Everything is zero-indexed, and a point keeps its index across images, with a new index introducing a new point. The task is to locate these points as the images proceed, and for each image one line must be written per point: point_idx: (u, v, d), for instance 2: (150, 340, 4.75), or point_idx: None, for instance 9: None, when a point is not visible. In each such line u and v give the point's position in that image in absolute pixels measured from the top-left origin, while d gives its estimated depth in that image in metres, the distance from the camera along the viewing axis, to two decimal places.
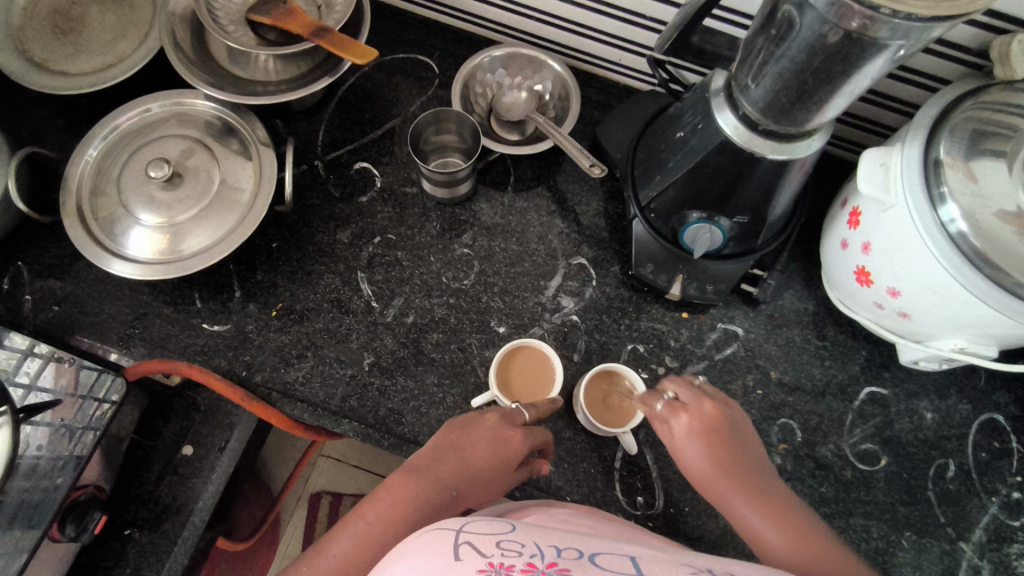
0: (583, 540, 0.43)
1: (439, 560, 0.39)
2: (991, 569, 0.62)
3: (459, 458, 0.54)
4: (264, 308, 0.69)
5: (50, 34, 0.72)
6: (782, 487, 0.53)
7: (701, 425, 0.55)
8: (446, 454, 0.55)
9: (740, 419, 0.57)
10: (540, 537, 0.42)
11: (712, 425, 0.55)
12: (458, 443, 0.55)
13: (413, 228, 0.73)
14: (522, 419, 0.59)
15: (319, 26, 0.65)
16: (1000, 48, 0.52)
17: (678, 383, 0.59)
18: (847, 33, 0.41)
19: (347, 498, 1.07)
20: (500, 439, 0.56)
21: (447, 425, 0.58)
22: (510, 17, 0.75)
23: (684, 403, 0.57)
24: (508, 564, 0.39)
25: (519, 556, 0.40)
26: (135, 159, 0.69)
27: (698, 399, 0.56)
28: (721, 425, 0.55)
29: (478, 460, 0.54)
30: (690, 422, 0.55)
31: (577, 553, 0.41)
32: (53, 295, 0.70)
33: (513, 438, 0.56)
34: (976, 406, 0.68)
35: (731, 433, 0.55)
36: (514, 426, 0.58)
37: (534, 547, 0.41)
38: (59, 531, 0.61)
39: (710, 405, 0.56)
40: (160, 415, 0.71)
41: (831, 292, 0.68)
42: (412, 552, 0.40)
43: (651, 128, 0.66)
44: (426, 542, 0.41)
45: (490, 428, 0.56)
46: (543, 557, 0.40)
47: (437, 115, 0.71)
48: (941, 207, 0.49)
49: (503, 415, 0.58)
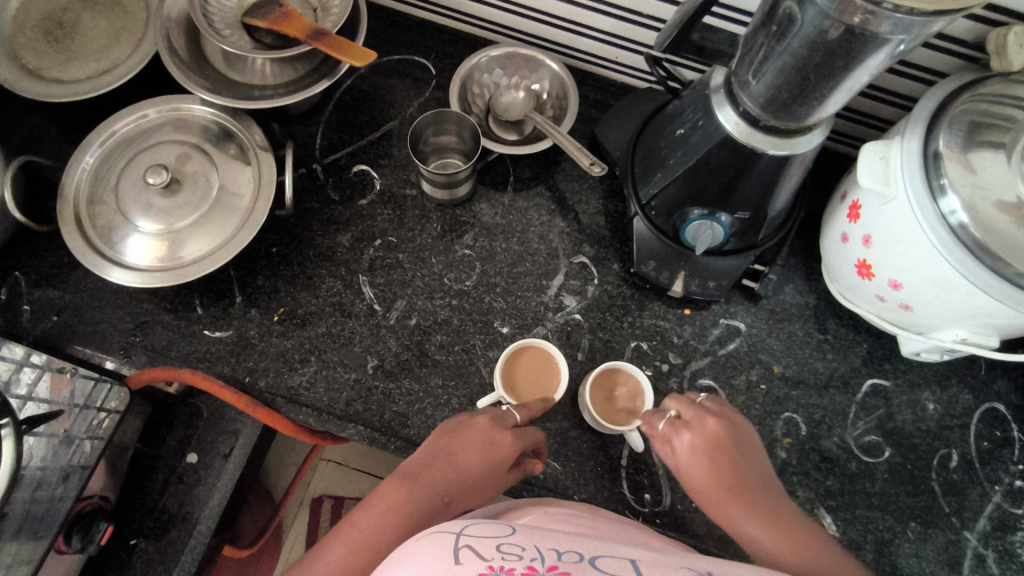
0: (584, 543, 0.43)
1: (439, 563, 0.39)
2: (996, 557, 0.63)
3: (451, 463, 0.54)
4: (265, 314, 0.69)
5: (43, 42, 0.71)
6: (787, 505, 0.53)
7: (704, 442, 0.55)
8: (437, 460, 0.54)
9: (744, 435, 0.57)
10: (540, 540, 0.42)
11: (714, 440, 0.55)
12: (450, 448, 0.55)
13: (414, 230, 0.73)
14: (513, 420, 0.59)
15: (317, 30, 0.64)
16: (996, 40, 0.53)
17: (679, 400, 0.60)
18: (848, 27, 0.41)
19: (349, 502, 1.06)
20: (490, 442, 0.56)
21: (439, 430, 0.57)
22: (507, 17, 0.75)
23: (686, 421, 0.57)
24: (508, 568, 0.39)
25: (519, 559, 0.39)
26: (132, 166, 0.68)
27: (700, 416, 0.57)
28: (723, 441, 0.55)
29: (470, 463, 0.54)
30: (694, 440, 0.55)
31: (577, 557, 0.40)
32: (52, 304, 0.69)
33: (505, 440, 0.56)
34: (978, 396, 0.68)
35: (737, 450, 0.55)
36: (504, 428, 0.58)
37: (534, 550, 0.41)
38: (65, 543, 0.61)
39: (712, 421, 0.56)
40: (164, 423, 0.71)
41: (832, 286, 0.69)
42: (412, 555, 0.40)
43: (650, 125, 0.66)
44: (426, 546, 0.41)
45: (481, 430, 0.56)
46: (543, 560, 0.39)
47: (436, 116, 0.71)
48: (941, 200, 0.49)
49: (494, 418, 0.58)
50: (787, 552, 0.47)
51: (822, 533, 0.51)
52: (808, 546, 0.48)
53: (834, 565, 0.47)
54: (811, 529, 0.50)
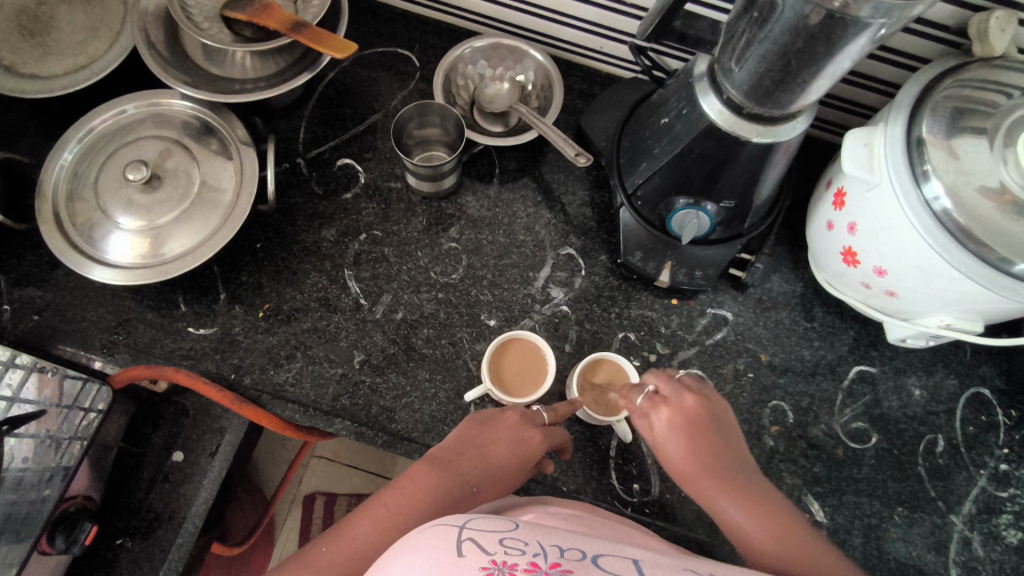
0: (586, 541, 0.43)
1: (442, 554, 0.39)
2: (981, 540, 0.64)
3: (481, 455, 0.54)
4: (250, 310, 0.68)
5: (19, 37, 0.70)
6: (762, 483, 0.53)
7: (682, 420, 0.55)
8: (468, 450, 0.54)
9: (722, 412, 0.57)
10: (543, 537, 0.42)
11: (692, 417, 0.55)
12: (479, 440, 0.55)
13: (400, 224, 0.72)
14: (541, 420, 0.58)
15: (296, 21, 0.63)
16: (978, 25, 0.53)
17: (658, 375, 0.60)
18: (829, 12, 0.41)
19: (341, 498, 1.06)
20: (521, 439, 0.56)
21: (468, 421, 0.57)
22: (491, 8, 0.75)
23: (665, 397, 0.57)
24: (511, 562, 0.39)
25: (522, 554, 0.40)
26: (111, 162, 0.67)
27: (678, 392, 0.57)
28: (699, 417, 0.55)
29: (499, 456, 0.54)
30: (671, 416, 0.56)
31: (580, 554, 0.41)
32: (32, 304, 0.68)
33: (534, 437, 0.56)
34: (963, 381, 0.69)
35: (714, 426, 0.55)
36: (534, 426, 0.57)
37: (536, 546, 0.41)
38: (48, 543, 0.61)
39: (690, 398, 0.57)
40: (148, 421, 0.70)
41: (818, 274, 0.69)
42: (415, 546, 0.40)
43: (636, 115, 0.66)
44: (429, 538, 0.41)
45: (511, 426, 0.56)
46: (546, 557, 0.40)
47: (419, 108, 0.70)
48: (925, 185, 0.50)
49: (523, 414, 0.58)
50: (762, 532, 0.48)
51: (793, 506, 0.52)
52: (780, 521, 0.49)
53: (807, 546, 0.47)
54: (785, 508, 0.51)
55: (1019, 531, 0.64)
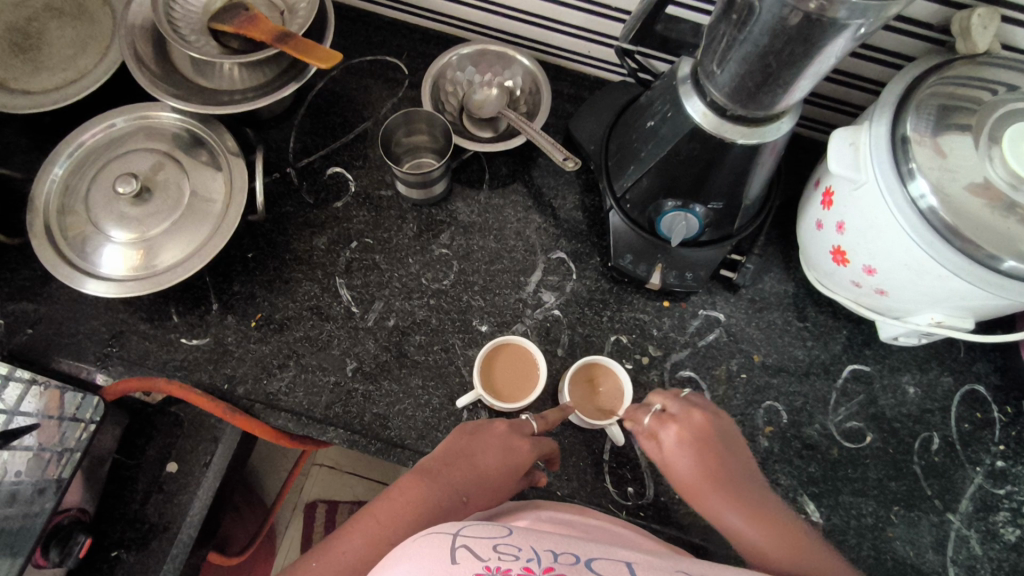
0: (579, 544, 0.43)
1: (436, 563, 0.39)
2: (979, 538, 0.63)
3: (471, 463, 0.54)
4: (242, 319, 0.68)
5: (10, 53, 0.70)
6: (769, 498, 0.53)
7: (689, 436, 0.55)
8: (457, 460, 0.54)
9: (727, 426, 0.58)
10: (537, 541, 0.42)
11: (700, 434, 0.56)
12: (467, 449, 0.55)
13: (390, 231, 0.72)
14: (530, 428, 0.59)
15: (281, 32, 0.64)
16: (960, 23, 0.53)
17: (665, 395, 0.60)
18: (806, 14, 0.41)
19: (343, 506, 1.06)
20: (510, 447, 0.56)
21: (458, 431, 0.57)
22: (477, 15, 0.75)
23: (672, 415, 0.57)
24: (504, 568, 0.39)
25: (516, 559, 0.39)
26: (102, 175, 0.68)
27: (686, 410, 0.57)
28: (708, 434, 0.56)
29: (490, 466, 0.54)
30: (680, 432, 0.56)
31: (573, 558, 0.41)
32: (26, 318, 0.68)
33: (522, 446, 0.56)
34: (958, 378, 0.68)
35: (719, 442, 0.56)
36: (522, 435, 0.58)
37: (530, 551, 0.41)
38: (42, 556, 0.61)
39: (698, 414, 0.57)
40: (142, 433, 0.70)
41: (809, 273, 0.69)
42: (410, 556, 0.40)
43: (623, 118, 0.66)
44: (424, 547, 0.41)
45: (500, 435, 0.56)
46: (539, 562, 0.40)
47: (406, 116, 0.71)
48: (911, 183, 0.49)
49: (511, 424, 0.58)
50: (775, 547, 0.49)
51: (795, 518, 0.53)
52: (791, 539, 0.49)
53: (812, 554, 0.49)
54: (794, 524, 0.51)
55: (1017, 528, 0.63)
